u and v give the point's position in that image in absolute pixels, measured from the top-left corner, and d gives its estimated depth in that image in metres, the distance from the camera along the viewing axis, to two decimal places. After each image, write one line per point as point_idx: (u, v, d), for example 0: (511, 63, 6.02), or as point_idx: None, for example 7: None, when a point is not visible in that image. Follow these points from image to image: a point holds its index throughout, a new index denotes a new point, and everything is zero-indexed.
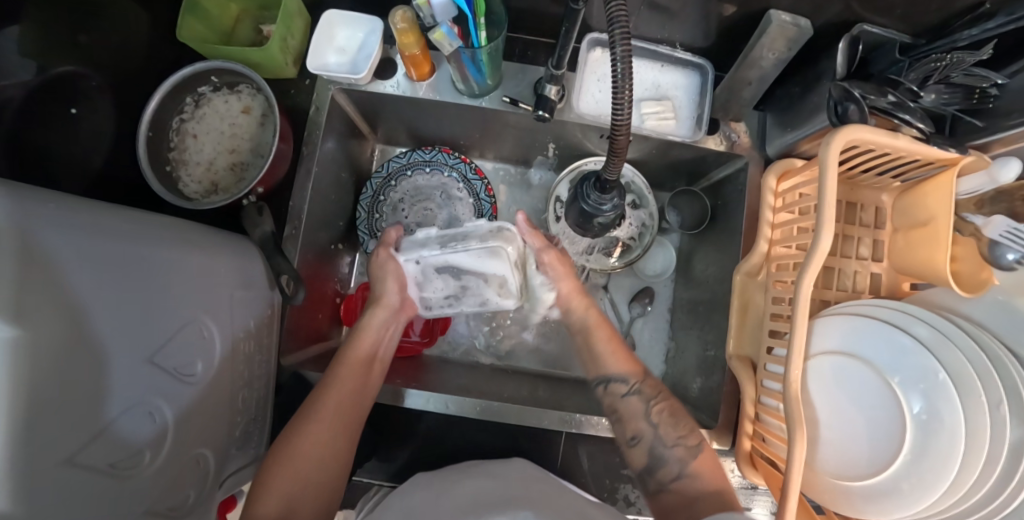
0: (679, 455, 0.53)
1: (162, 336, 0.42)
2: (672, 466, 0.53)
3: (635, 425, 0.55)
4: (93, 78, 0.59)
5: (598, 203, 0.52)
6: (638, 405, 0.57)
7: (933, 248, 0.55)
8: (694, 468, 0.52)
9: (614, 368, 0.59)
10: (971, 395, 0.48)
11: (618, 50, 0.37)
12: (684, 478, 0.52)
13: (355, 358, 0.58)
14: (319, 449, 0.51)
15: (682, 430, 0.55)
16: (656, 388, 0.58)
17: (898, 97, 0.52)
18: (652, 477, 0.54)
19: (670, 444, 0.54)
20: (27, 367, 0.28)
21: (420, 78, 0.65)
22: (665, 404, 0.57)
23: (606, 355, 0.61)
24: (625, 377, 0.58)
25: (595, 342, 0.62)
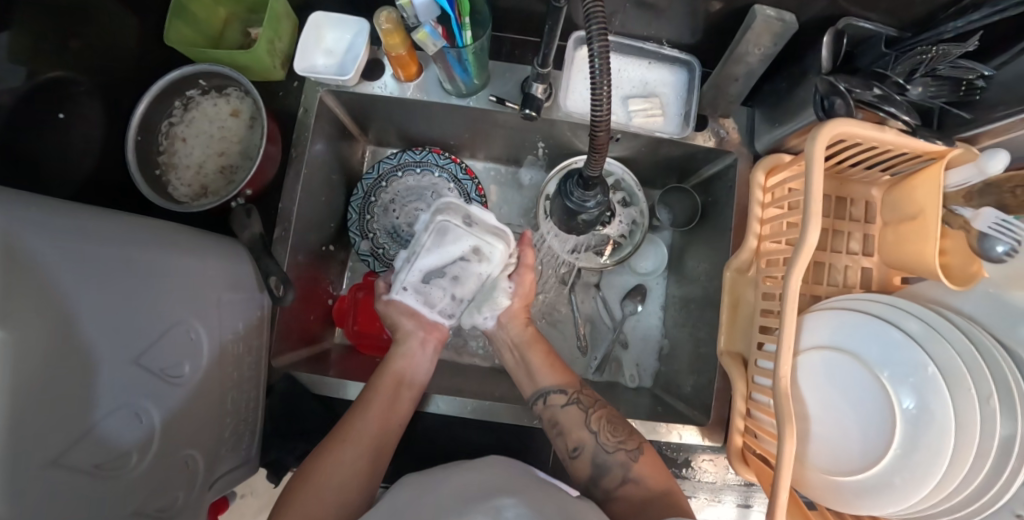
0: (622, 459, 0.56)
1: (149, 337, 0.42)
2: (616, 472, 0.55)
3: (578, 436, 0.58)
4: (83, 83, 0.59)
5: (581, 201, 0.52)
6: (577, 414, 0.59)
7: (922, 242, 0.55)
8: (638, 472, 0.55)
9: (546, 381, 0.63)
10: (960, 388, 0.48)
11: (595, 45, 0.37)
12: (630, 482, 0.55)
13: (389, 378, 0.61)
14: (344, 466, 0.53)
15: (622, 435, 0.57)
16: (591, 398, 0.61)
17: (884, 90, 0.52)
18: (598, 484, 0.56)
19: (612, 450, 0.56)
20: (11, 367, 0.28)
21: (408, 79, 0.65)
22: (604, 412, 0.59)
23: (541, 370, 0.64)
24: (562, 389, 0.61)
25: (531, 356, 0.65)
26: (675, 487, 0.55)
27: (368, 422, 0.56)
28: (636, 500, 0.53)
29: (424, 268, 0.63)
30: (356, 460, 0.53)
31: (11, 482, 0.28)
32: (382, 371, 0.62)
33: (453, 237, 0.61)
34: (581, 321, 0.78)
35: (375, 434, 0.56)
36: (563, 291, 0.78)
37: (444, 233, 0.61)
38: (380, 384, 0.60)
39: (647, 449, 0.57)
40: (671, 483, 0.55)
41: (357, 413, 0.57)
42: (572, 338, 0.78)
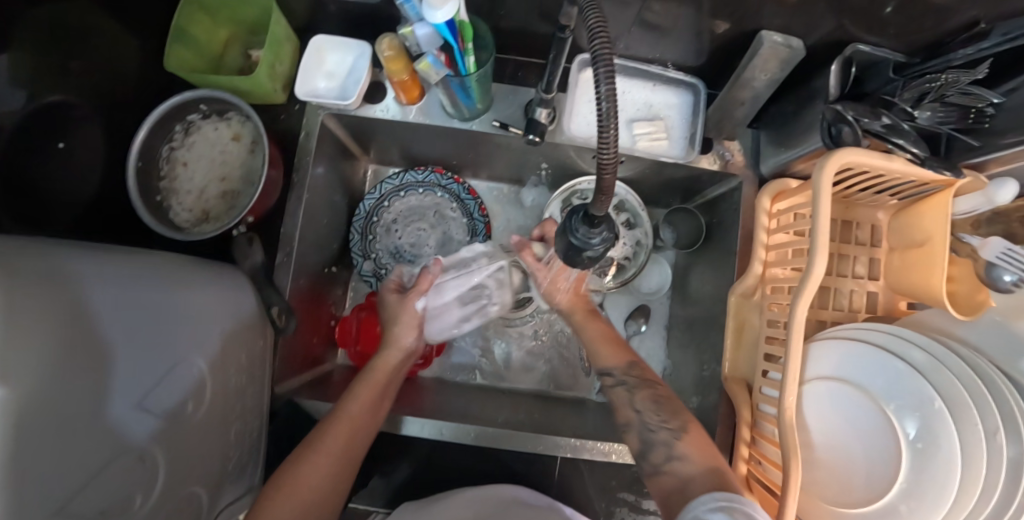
0: (664, 438, 0.52)
1: (155, 379, 0.42)
2: (660, 449, 0.52)
3: (623, 413, 0.57)
4: (84, 107, 0.59)
5: (585, 238, 0.44)
6: (624, 394, 0.58)
7: (930, 270, 0.54)
8: (682, 448, 0.51)
9: (605, 361, 0.61)
10: (965, 421, 0.47)
11: (602, 88, 0.35)
12: (675, 460, 0.50)
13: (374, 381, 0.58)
14: (316, 486, 0.49)
15: (665, 414, 0.54)
16: (642, 376, 0.59)
17: (892, 119, 0.51)
18: (646, 461, 0.53)
19: (655, 428, 0.53)
20: (17, 427, 0.28)
21: (411, 102, 0.64)
22: (649, 391, 0.57)
23: (597, 347, 0.63)
24: (610, 369, 0.60)
25: (587, 330, 0.64)
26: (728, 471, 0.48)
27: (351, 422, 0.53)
28: (678, 475, 0.49)
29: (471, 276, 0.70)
30: (328, 482, 0.49)
31: None
32: (369, 373, 0.59)
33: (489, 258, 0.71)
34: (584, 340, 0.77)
35: (352, 449, 0.52)
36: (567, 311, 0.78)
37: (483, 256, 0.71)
38: (368, 387, 0.57)
39: (699, 429, 0.53)
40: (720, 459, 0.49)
41: (337, 425, 0.52)
42: (575, 358, 0.77)
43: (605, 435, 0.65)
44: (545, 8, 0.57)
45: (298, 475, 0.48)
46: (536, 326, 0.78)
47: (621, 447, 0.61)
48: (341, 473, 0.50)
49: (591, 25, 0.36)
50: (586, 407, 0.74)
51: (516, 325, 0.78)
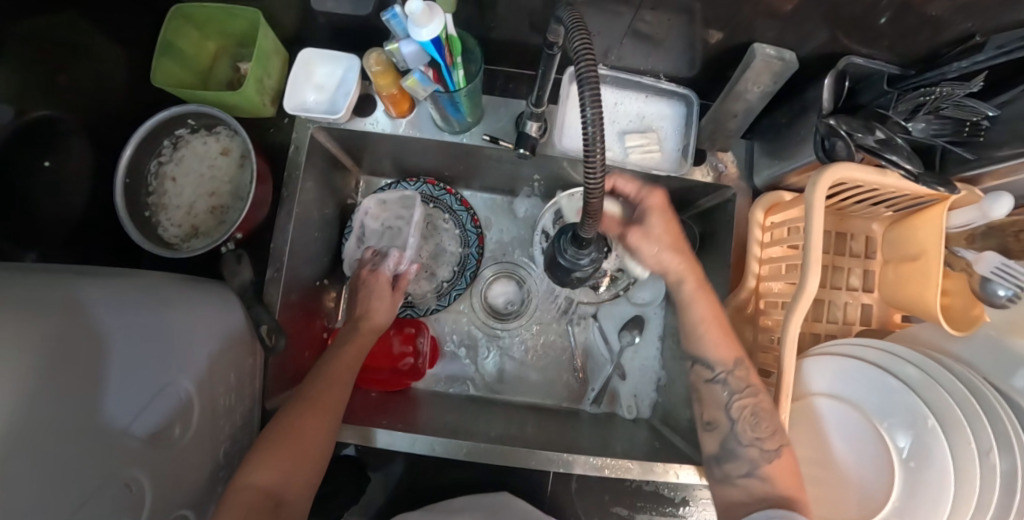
0: (752, 455, 0.51)
1: (140, 403, 0.41)
2: (742, 462, 0.52)
3: (713, 413, 0.55)
4: (69, 122, 0.58)
5: (574, 258, 0.45)
6: (720, 394, 0.55)
7: (923, 284, 0.54)
8: (766, 471, 0.50)
9: (708, 353, 0.55)
10: (955, 437, 0.46)
11: (588, 112, 0.34)
12: (755, 477, 0.50)
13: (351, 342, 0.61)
14: (312, 430, 0.50)
15: (763, 431, 0.51)
16: (748, 380, 0.53)
17: (887, 134, 0.51)
18: (718, 466, 0.54)
19: (747, 443, 0.51)
20: None
21: (400, 115, 0.64)
22: (751, 403, 0.52)
23: (703, 334, 0.56)
24: (713, 364, 0.55)
25: (695, 310, 0.57)
26: (806, 501, 0.49)
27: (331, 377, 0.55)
28: (753, 493, 0.50)
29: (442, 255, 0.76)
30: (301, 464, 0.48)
31: None
32: (340, 354, 0.59)
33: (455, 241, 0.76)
34: (578, 351, 0.77)
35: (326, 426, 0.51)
36: (560, 322, 0.78)
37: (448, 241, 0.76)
38: (340, 369, 0.57)
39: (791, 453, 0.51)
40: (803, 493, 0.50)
41: (309, 404, 0.52)
42: (568, 369, 0.77)
43: (599, 450, 0.65)
44: (535, 20, 0.56)
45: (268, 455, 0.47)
46: (528, 337, 0.78)
47: (614, 461, 0.60)
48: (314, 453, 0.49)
49: (575, 42, 0.35)
50: (580, 419, 0.73)
51: (510, 336, 0.78)
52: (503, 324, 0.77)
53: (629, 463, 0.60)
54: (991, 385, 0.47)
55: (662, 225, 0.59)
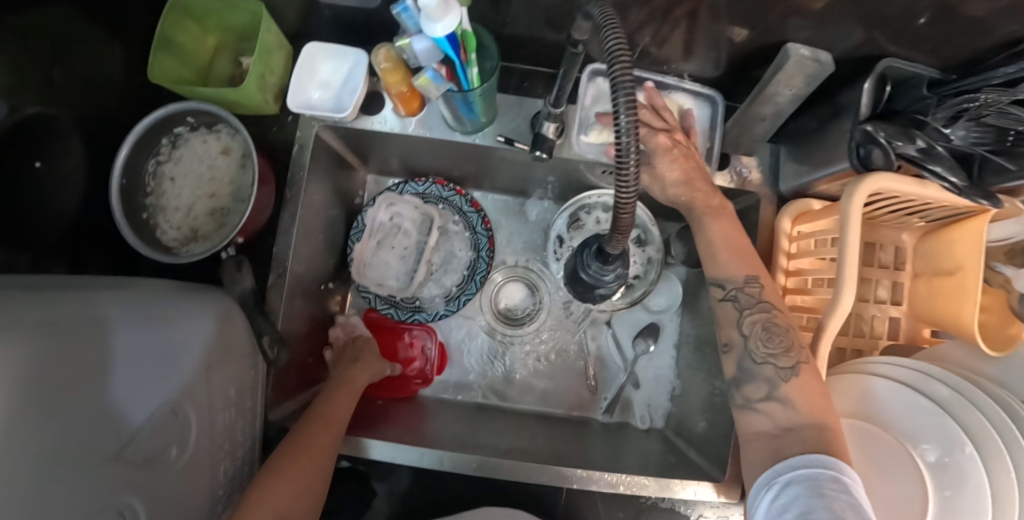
0: (768, 374, 0.46)
1: (135, 425, 0.38)
2: (759, 384, 0.47)
3: (727, 333, 0.50)
4: (62, 120, 0.54)
5: (599, 274, 0.42)
6: (733, 311, 0.50)
7: (959, 302, 0.51)
8: (785, 392, 0.45)
9: (720, 270, 0.51)
10: (993, 460, 0.43)
11: (623, 121, 0.31)
12: (775, 401, 0.45)
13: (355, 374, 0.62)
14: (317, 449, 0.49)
15: (775, 346, 0.47)
16: (761, 296, 0.49)
17: (928, 143, 0.47)
18: (737, 390, 0.48)
19: (760, 361, 0.47)
20: None
21: (409, 114, 0.61)
22: (763, 317, 0.48)
23: (718, 253, 0.52)
24: (722, 281, 0.51)
25: (710, 230, 0.53)
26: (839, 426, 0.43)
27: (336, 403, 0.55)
28: (777, 420, 0.44)
29: (449, 260, 0.73)
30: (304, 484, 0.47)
31: None
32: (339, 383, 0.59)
33: (459, 247, 0.73)
34: (591, 359, 0.75)
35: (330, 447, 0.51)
36: (573, 328, 0.76)
37: (452, 246, 0.73)
38: (340, 398, 0.56)
39: (811, 371, 0.46)
40: (831, 415, 0.44)
41: (310, 430, 0.50)
42: (580, 377, 0.75)
43: (613, 462, 0.63)
44: (553, 15, 0.53)
45: (277, 479, 0.45)
46: (538, 343, 0.75)
47: (630, 478, 0.58)
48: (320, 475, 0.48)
49: (608, 40, 0.32)
50: (592, 430, 0.71)
51: (520, 342, 0.75)
52: (513, 330, 0.75)
53: (644, 478, 0.58)
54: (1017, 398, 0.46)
55: (676, 155, 0.53)
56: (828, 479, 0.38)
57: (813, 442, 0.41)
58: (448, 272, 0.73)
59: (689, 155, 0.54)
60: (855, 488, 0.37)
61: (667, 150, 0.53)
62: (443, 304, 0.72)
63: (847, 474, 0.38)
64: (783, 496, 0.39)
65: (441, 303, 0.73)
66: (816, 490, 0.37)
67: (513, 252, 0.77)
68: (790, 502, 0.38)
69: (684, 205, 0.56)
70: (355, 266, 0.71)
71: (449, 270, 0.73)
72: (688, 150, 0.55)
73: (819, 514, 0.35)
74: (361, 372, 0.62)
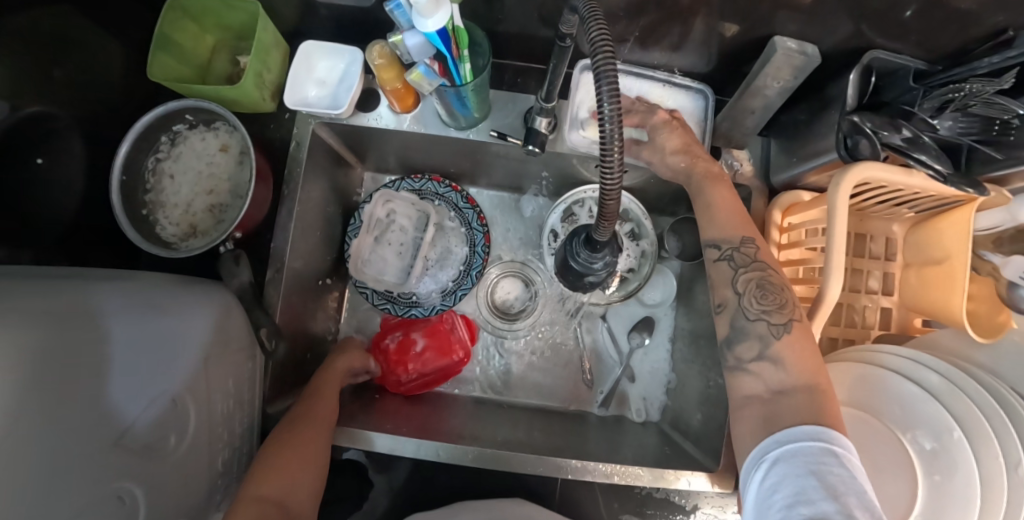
0: (761, 331, 0.47)
1: (136, 411, 0.39)
2: (752, 343, 0.47)
3: (721, 292, 0.51)
4: (64, 119, 0.56)
5: (587, 262, 0.43)
6: (728, 270, 0.51)
7: (948, 292, 0.52)
8: (777, 350, 0.45)
9: (714, 231, 0.53)
10: (980, 444, 0.44)
11: (605, 108, 0.32)
12: (766, 360, 0.46)
13: (332, 373, 0.60)
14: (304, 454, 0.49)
15: (769, 304, 0.48)
16: (756, 257, 0.50)
17: (913, 132, 0.48)
18: (729, 351, 0.49)
19: (754, 317, 0.48)
20: None
21: (404, 110, 0.62)
22: (758, 275, 0.49)
23: (716, 214, 0.53)
24: (718, 242, 0.52)
25: (708, 193, 0.54)
26: (829, 387, 0.44)
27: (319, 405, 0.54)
28: (767, 382, 0.45)
29: (445, 255, 0.73)
30: (302, 468, 0.48)
31: None
32: (323, 371, 0.60)
33: (454, 242, 0.74)
34: (586, 353, 0.75)
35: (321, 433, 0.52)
36: (568, 322, 0.76)
37: (447, 240, 0.74)
38: (323, 397, 0.56)
39: (804, 329, 0.46)
40: (823, 377, 0.44)
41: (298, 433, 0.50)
42: (576, 371, 0.75)
43: (608, 454, 0.63)
44: (545, 12, 0.54)
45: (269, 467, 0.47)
46: (535, 336, 0.76)
47: (624, 468, 0.59)
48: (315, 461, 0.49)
49: (591, 30, 0.33)
50: (588, 423, 0.72)
51: (515, 336, 0.76)
52: (509, 324, 0.76)
53: (639, 469, 0.59)
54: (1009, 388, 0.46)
55: (673, 129, 0.56)
56: (819, 453, 0.38)
57: (804, 409, 0.42)
58: (445, 267, 0.73)
59: (686, 129, 0.57)
60: (848, 461, 0.37)
61: (667, 124, 0.56)
62: (440, 299, 0.73)
63: (837, 444, 0.38)
64: (774, 476, 0.39)
65: (438, 298, 0.73)
66: (809, 469, 0.37)
67: (509, 248, 0.78)
68: (780, 481, 0.38)
69: (682, 172, 0.57)
70: (353, 263, 0.71)
71: (445, 266, 0.73)
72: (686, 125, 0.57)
73: (814, 496, 0.35)
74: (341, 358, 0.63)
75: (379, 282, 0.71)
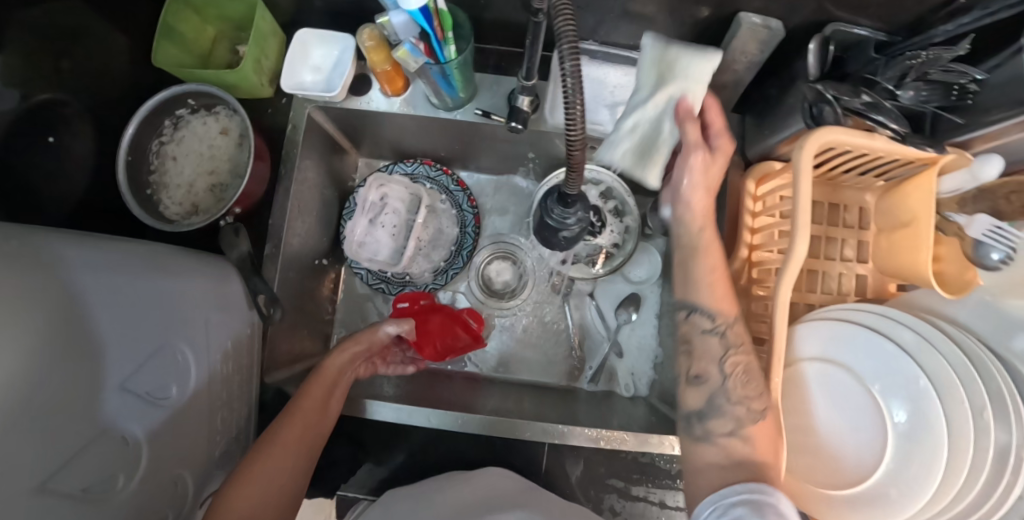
0: (738, 414, 0.48)
1: (139, 361, 0.42)
2: (727, 420, 0.48)
3: (704, 366, 0.50)
4: (74, 106, 0.59)
5: (561, 217, 0.46)
6: (716, 346, 0.50)
7: (916, 251, 0.54)
8: (751, 432, 0.47)
9: (704, 298, 0.51)
10: (946, 392, 0.47)
11: (567, 65, 0.35)
12: (737, 437, 0.47)
13: (323, 378, 0.57)
14: (273, 481, 0.48)
15: (752, 390, 0.48)
16: (743, 339, 0.50)
17: (873, 97, 0.51)
18: (701, 422, 0.50)
19: (735, 401, 0.48)
20: None
21: (395, 93, 0.65)
22: (745, 360, 0.49)
23: (709, 286, 0.51)
24: (713, 314, 0.50)
25: (703, 260, 0.52)
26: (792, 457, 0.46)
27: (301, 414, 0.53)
28: (732, 454, 0.47)
29: (438, 236, 0.76)
30: (275, 487, 0.48)
31: None
32: (315, 374, 0.58)
33: (446, 224, 0.77)
34: (575, 330, 0.77)
35: (303, 456, 0.51)
36: (556, 300, 0.79)
37: (440, 222, 0.76)
38: (306, 405, 0.54)
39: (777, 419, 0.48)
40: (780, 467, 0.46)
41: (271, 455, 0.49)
42: (567, 349, 0.77)
43: (596, 422, 0.66)
44: None
45: (246, 482, 0.47)
46: (525, 314, 0.79)
47: (610, 433, 0.61)
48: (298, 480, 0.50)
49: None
50: (578, 397, 0.73)
51: (506, 315, 0.79)
52: (500, 303, 0.78)
53: (625, 434, 0.60)
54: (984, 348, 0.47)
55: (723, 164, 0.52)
56: (769, 505, 0.42)
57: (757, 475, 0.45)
58: (438, 247, 0.76)
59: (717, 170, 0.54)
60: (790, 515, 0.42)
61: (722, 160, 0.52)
62: (433, 278, 0.76)
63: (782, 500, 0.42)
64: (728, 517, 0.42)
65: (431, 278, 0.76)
66: (758, 513, 0.41)
67: (499, 229, 0.81)
68: None
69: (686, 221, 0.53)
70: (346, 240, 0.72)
71: (438, 246, 0.76)
72: None
73: None
74: (337, 360, 0.60)
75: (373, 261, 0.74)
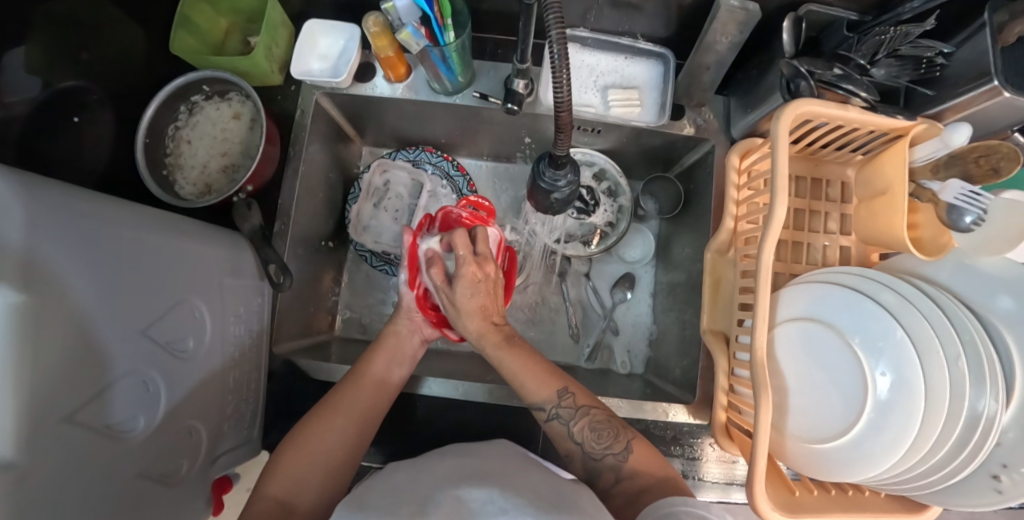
0: (610, 463, 0.54)
1: (157, 312, 0.45)
2: (607, 473, 0.54)
3: (566, 446, 0.57)
4: (96, 92, 0.63)
5: (552, 181, 0.50)
6: (561, 429, 0.57)
7: (892, 215, 0.57)
8: (631, 468, 0.53)
9: (536, 394, 0.58)
10: (924, 344, 0.49)
11: (552, 34, 0.38)
12: (624, 480, 0.53)
13: (367, 383, 0.59)
14: (315, 462, 0.52)
15: (607, 440, 0.55)
16: (576, 403, 0.57)
17: (844, 69, 0.55)
18: (595, 485, 0.55)
19: (599, 456, 0.55)
20: (37, 325, 0.31)
21: (398, 79, 0.69)
22: (586, 419, 0.56)
23: (526, 383, 0.58)
24: (543, 404, 0.57)
25: (508, 366, 0.60)
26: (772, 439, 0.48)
27: (349, 403, 0.57)
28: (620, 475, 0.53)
29: None
30: (315, 467, 0.52)
31: (36, 426, 0.31)
32: (357, 378, 0.60)
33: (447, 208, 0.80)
34: (573, 308, 0.80)
35: (343, 452, 0.54)
36: (553, 281, 0.82)
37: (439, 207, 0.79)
38: (348, 397, 0.57)
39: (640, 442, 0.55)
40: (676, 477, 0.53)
41: (315, 434, 0.54)
42: (563, 326, 0.80)
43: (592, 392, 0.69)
44: None
45: (292, 457, 0.52)
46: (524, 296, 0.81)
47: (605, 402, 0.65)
48: (328, 479, 0.52)
49: None
50: (578, 373, 0.76)
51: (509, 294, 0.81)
52: None
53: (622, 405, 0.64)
54: (963, 306, 0.50)
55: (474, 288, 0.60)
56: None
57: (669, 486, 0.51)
58: None
59: (487, 288, 0.61)
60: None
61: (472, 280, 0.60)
62: None
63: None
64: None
65: None
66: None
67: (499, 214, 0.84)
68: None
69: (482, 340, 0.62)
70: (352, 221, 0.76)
71: None
72: (489, 278, 0.62)
73: None
74: (381, 360, 0.62)
75: (378, 244, 0.77)
